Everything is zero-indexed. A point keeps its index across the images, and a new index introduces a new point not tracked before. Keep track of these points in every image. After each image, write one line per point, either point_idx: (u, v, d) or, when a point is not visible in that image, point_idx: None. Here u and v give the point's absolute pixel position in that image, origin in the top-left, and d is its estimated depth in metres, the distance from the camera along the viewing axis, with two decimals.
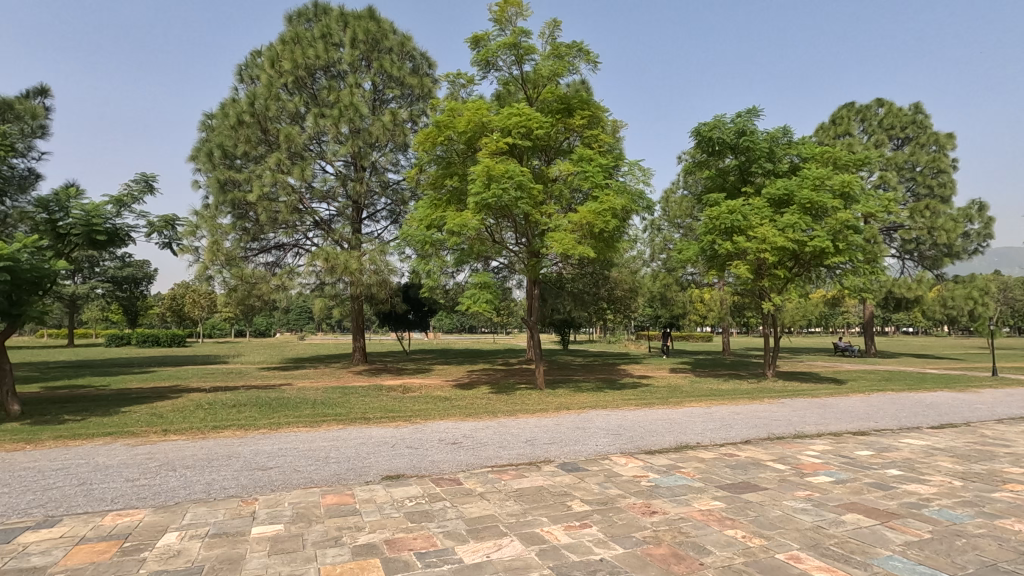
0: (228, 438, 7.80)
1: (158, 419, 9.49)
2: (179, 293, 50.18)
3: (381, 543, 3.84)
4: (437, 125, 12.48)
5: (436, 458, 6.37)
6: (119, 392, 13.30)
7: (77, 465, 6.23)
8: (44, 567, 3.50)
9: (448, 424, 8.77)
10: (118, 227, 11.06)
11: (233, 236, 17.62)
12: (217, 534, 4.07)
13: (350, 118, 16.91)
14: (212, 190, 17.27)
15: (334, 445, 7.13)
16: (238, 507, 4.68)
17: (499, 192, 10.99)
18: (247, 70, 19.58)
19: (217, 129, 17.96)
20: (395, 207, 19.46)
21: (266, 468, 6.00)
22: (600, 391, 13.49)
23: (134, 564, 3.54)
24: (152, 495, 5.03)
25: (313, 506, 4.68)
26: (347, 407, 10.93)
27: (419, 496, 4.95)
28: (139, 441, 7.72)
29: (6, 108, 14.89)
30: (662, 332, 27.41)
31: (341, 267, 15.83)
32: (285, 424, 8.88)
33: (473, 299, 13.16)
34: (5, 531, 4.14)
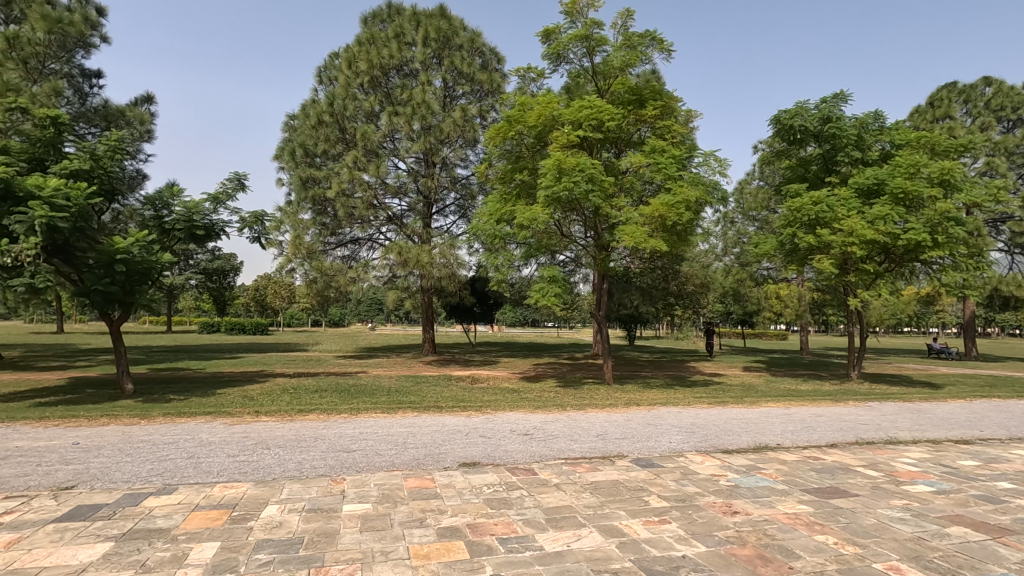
0: (313, 421, 8.30)
1: (250, 402, 10.24)
2: (262, 284, 53.66)
3: (464, 527, 3.99)
4: (507, 119, 12.52)
5: (509, 448, 6.50)
6: (213, 375, 14.42)
7: (185, 440, 6.86)
8: (168, 529, 3.89)
9: (518, 415, 8.90)
10: (214, 223, 11.95)
11: (313, 230, 18.50)
12: (314, 509, 4.36)
13: (422, 115, 17.38)
14: (295, 188, 18.32)
15: (411, 432, 7.42)
16: (328, 486, 4.99)
17: (569, 185, 10.94)
18: (326, 72, 20.56)
19: (300, 129, 18.97)
20: (464, 202, 19.86)
21: (351, 450, 6.35)
22: (671, 388, 13.15)
23: (243, 532, 3.86)
24: (252, 471, 5.46)
25: (397, 487, 4.92)
26: (419, 395, 11.33)
27: (495, 483, 5.09)
28: (235, 420, 8.39)
29: (118, 115, 16.50)
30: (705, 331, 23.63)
31: (413, 260, 16.33)
32: (363, 410, 9.33)
33: (541, 293, 13.24)
34: (132, 495, 4.64)
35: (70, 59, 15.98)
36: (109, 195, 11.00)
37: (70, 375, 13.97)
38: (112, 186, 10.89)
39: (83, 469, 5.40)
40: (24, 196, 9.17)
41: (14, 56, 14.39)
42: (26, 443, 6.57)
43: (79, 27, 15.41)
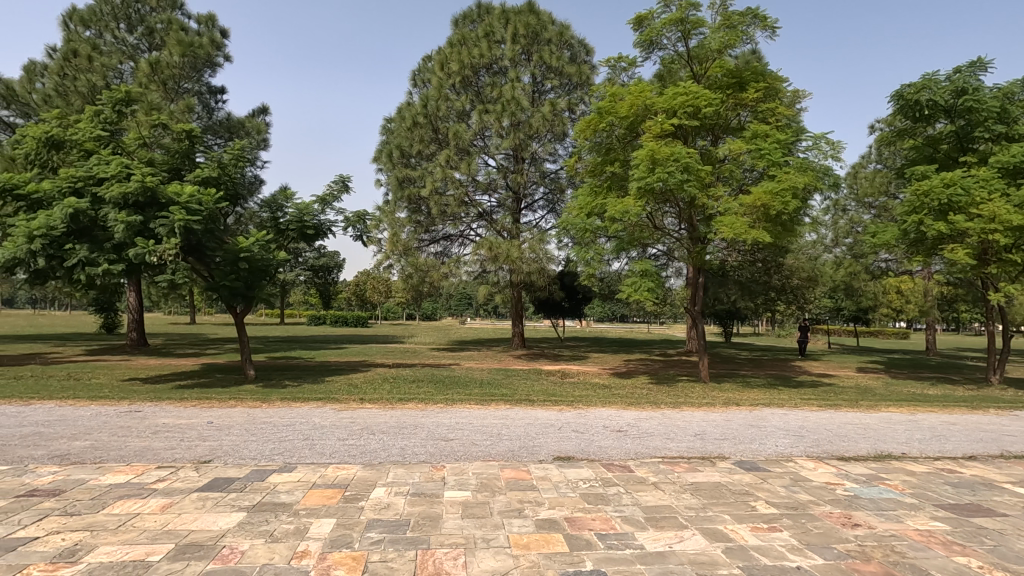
0: (412, 410, 8.70)
1: (355, 389, 10.93)
2: (361, 280, 57.07)
3: (562, 520, 4.00)
4: (598, 111, 12.32)
5: (604, 444, 6.43)
6: (322, 364, 15.56)
7: (301, 423, 7.48)
8: (291, 503, 4.26)
9: (611, 411, 8.78)
10: (322, 222, 12.84)
11: (409, 228, 19.33)
12: (417, 493, 4.58)
13: (512, 111, 17.56)
14: (392, 188, 19.27)
15: (505, 424, 7.56)
16: (430, 472, 5.21)
17: (663, 175, 10.54)
18: (420, 75, 21.37)
19: (396, 131, 19.85)
20: (553, 197, 19.86)
21: (449, 439, 6.58)
22: (774, 388, 12.37)
23: (356, 511, 4.13)
24: (360, 454, 5.82)
25: (494, 477, 5.03)
26: (511, 388, 11.51)
27: (591, 478, 5.05)
28: (343, 406, 9.01)
29: (240, 127, 18.19)
30: (801, 329, 21.67)
31: (504, 255, 16.59)
32: (458, 400, 9.64)
33: (633, 288, 12.91)
34: (259, 471, 5.12)
35: (200, 78, 17.80)
36: (234, 199, 12.16)
37: (204, 361, 15.69)
38: (236, 191, 12.03)
39: (217, 446, 6.04)
40: (166, 202, 10.36)
41: (156, 79, 16.27)
42: (172, 420, 7.46)
43: (208, 49, 17.11)
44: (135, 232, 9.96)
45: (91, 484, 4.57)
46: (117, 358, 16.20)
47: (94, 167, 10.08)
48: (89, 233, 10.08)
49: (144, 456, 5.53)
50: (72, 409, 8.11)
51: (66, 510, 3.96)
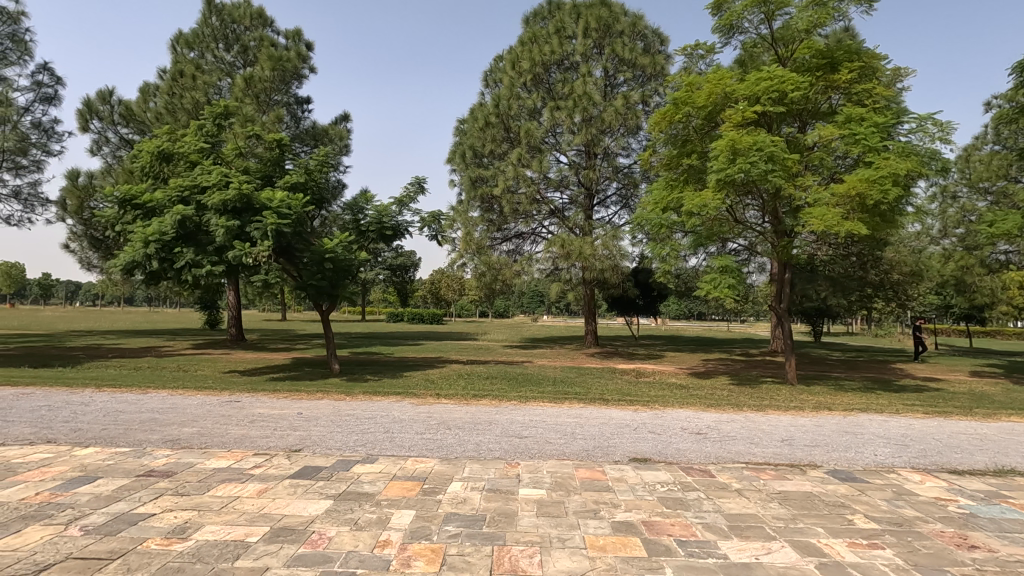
0: (486, 406, 8.84)
1: (432, 385, 11.26)
2: (436, 278, 58.66)
3: (639, 523, 3.90)
4: (674, 102, 11.87)
5: (682, 447, 6.21)
6: (401, 360, 16.15)
7: (381, 416, 7.80)
8: (373, 494, 4.44)
9: (689, 413, 8.47)
10: (400, 223, 13.32)
11: (482, 227, 19.64)
12: (493, 489, 4.63)
13: (584, 107, 17.34)
14: (465, 188, 19.64)
15: (578, 423, 7.49)
16: (504, 468, 5.25)
17: (745, 166, 9.99)
18: (492, 75, 21.62)
19: (469, 132, 20.15)
20: (626, 192, 19.49)
21: (523, 436, 6.62)
22: (871, 391, 11.45)
23: (434, 504, 4.24)
24: (437, 448, 5.97)
25: (568, 476, 4.99)
26: (584, 387, 11.40)
27: (669, 482, 4.89)
28: (421, 401, 9.31)
29: (324, 134, 19.20)
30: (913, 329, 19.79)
31: (576, 252, 16.47)
32: (531, 398, 9.68)
33: (712, 285, 12.37)
34: (344, 461, 5.39)
35: (288, 90, 18.97)
36: (319, 203, 12.85)
37: (293, 356, 16.75)
38: (321, 195, 12.71)
39: (306, 436, 6.42)
40: (260, 208, 11.12)
41: (250, 94, 17.50)
42: (267, 410, 8.02)
43: (294, 61, 18.17)
44: (234, 235, 10.75)
45: (197, 467, 4.99)
46: (220, 352, 17.64)
47: (198, 177, 11.00)
48: (194, 238, 11.01)
49: (242, 443, 5.98)
50: (182, 397, 8.92)
51: (177, 490, 4.35)
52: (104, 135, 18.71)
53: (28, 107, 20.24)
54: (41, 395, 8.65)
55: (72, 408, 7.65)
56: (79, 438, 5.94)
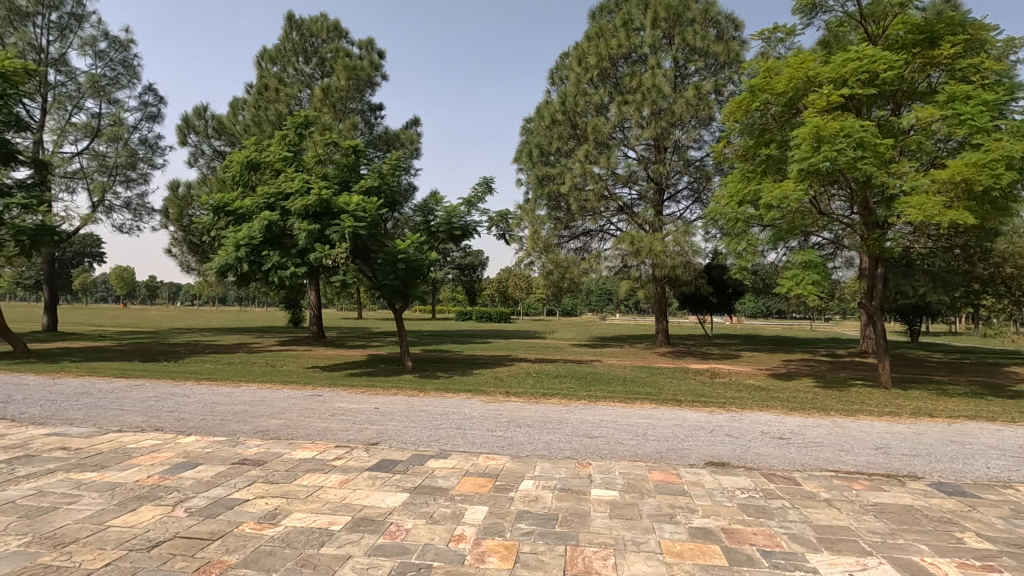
0: (556, 405, 8.82)
1: (502, 383, 11.37)
2: (503, 277, 59.23)
3: (719, 531, 3.74)
4: (751, 89, 11.28)
5: (764, 452, 5.91)
6: (471, 358, 16.44)
7: (453, 413, 7.97)
8: (448, 488, 4.54)
9: (770, 416, 8.05)
10: (469, 223, 13.55)
11: (549, 225, 19.66)
12: (565, 489, 4.60)
13: (653, 99, 16.87)
14: (532, 186, 19.65)
15: (651, 424, 7.31)
16: (576, 468, 5.21)
17: (831, 153, 9.33)
18: (558, 73, 21.53)
19: (536, 131, 20.14)
20: (698, 186, 18.82)
21: (594, 436, 6.54)
22: (979, 397, 10.40)
23: (506, 501, 4.28)
24: (508, 446, 6.02)
25: (642, 479, 4.88)
26: (656, 387, 11.11)
27: (750, 488, 4.66)
28: (491, 398, 9.42)
29: (396, 139, 19.86)
30: None
31: (646, 249, 16.06)
32: (601, 397, 9.55)
33: (794, 281, 11.67)
34: (419, 456, 5.54)
35: (362, 98, 19.79)
36: (392, 206, 13.29)
37: (369, 353, 17.46)
38: (394, 198, 13.13)
39: (383, 430, 6.67)
40: (338, 211, 11.65)
41: (327, 103, 18.38)
42: (346, 404, 8.41)
43: (368, 70, 18.91)
44: (314, 238, 11.32)
45: (285, 457, 5.31)
46: (303, 348, 18.68)
47: (283, 184, 11.68)
48: (279, 241, 11.68)
49: (324, 435, 6.30)
50: (270, 391, 9.53)
51: (268, 478, 4.64)
52: (200, 148, 20.31)
53: (136, 125, 22.34)
54: (151, 387, 9.53)
55: (176, 399, 8.37)
56: (182, 426, 6.49)
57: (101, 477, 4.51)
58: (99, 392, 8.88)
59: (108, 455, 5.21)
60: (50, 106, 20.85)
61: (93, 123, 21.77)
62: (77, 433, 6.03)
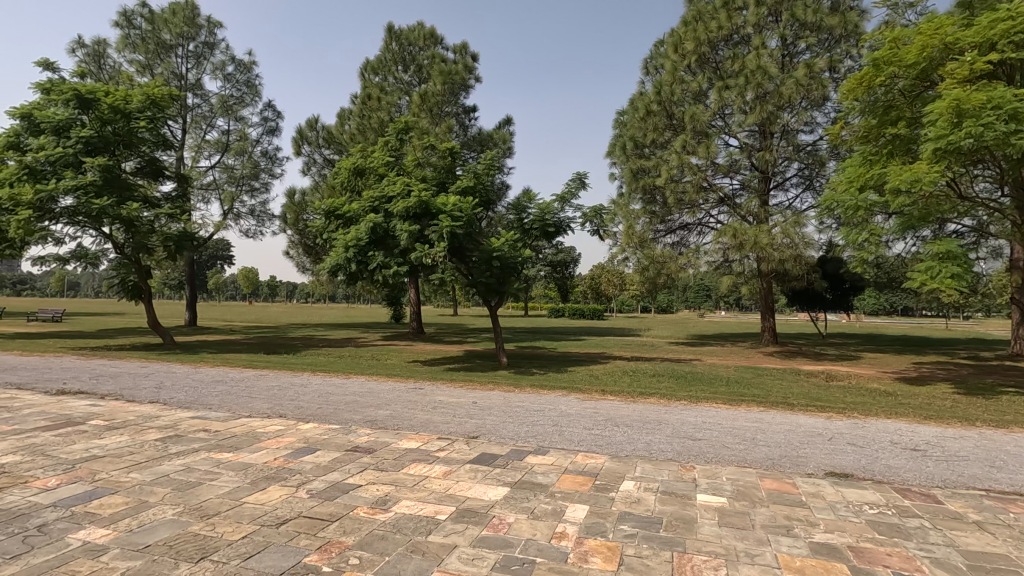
0: (655, 405, 8.54)
1: (597, 380, 11.23)
2: (595, 273, 58.51)
3: (845, 548, 3.42)
4: (874, 63, 10.20)
5: (895, 464, 5.32)
6: (565, 354, 16.44)
7: (550, 409, 7.99)
8: (547, 485, 4.54)
9: (899, 424, 7.26)
10: (562, 220, 13.54)
11: (644, 219, 19.16)
12: (668, 492, 4.43)
13: (758, 82, 15.81)
14: (626, 180, 19.18)
15: (759, 428, 6.86)
16: (679, 471, 5.00)
17: (975, 128, 8.18)
18: (652, 61, 20.87)
19: (629, 123, 19.63)
20: (809, 172, 17.44)
21: (696, 439, 6.24)
22: None
23: (607, 501, 4.20)
24: (607, 445, 5.92)
25: (752, 486, 4.58)
26: (763, 389, 10.43)
27: (881, 504, 4.21)
28: (587, 396, 9.34)
29: (489, 139, 20.26)
30: None
31: (750, 242, 15.10)
32: (703, 398, 9.12)
33: (928, 274, 10.41)
34: (517, 451, 5.61)
35: (457, 101, 20.38)
36: (487, 205, 13.55)
37: (466, 348, 17.98)
38: (489, 197, 13.39)
39: (481, 424, 6.82)
40: (436, 212, 12.08)
41: (425, 108, 19.14)
42: (446, 398, 8.72)
43: (462, 73, 19.43)
44: (415, 238, 11.82)
45: (392, 447, 5.59)
46: (404, 343, 19.65)
47: (386, 188, 12.33)
48: (383, 242, 12.31)
49: (427, 427, 6.56)
50: (376, 383, 10.13)
51: (378, 466, 4.91)
52: (312, 157, 21.96)
53: (258, 139, 24.61)
54: (274, 377, 10.47)
55: (295, 388, 9.13)
56: (302, 414, 7.05)
57: (236, 458, 5.02)
58: (231, 381, 9.90)
59: (241, 437, 5.78)
60: (189, 126, 23.55)
61: (223, 139, 24.29)
62: (215, 417, 6.76)
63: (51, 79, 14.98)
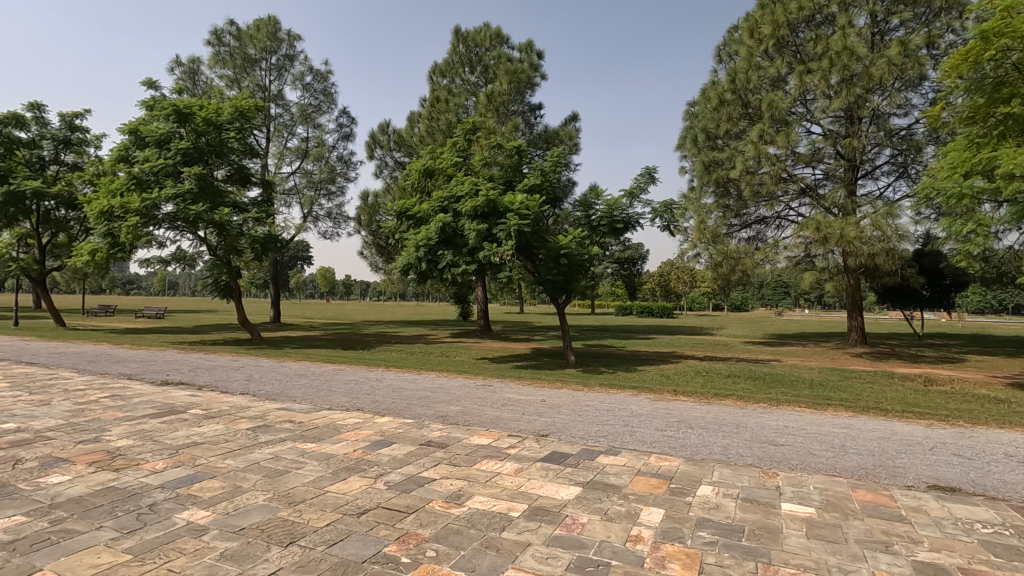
0: (731, 407, 8.19)
1: (668, 380, 10.93)
2: (664, 270, 57.00)
3: (955, 570, 3.11)
4: (980, 36, 9.26)
5: (1011, 479, 4.80)
6: (634, 353, 16.12)
7: (619, 409, 7.85)
8: (620, 486, 4.45)
9: (1013, 435, 6.55)
10: (631, 215, 13.29)
11: (717, 214, 18.48)
12: (749, 499, 4.22)
13: (844, 64, 14.74)
14: (698, 173, 18.53)
15: (849, 434, 6.40)
16: (761, 477, 4.75)
17: None
18: (725, 49, 20.06)
19: (701, 114, 18.96)
20: (902, 159, 16.13)
21: (779, 444, 5.92)
22: None
23: (684, 505, 4.05)
24: (681, 447, 5.73)
25: (844, 497, 4.28)
26: (851, 392, 9.75)
27: (996, 523, 3.81)
28: (658, 396, 9.10)
29: (555, 136, 20.20)
30: None
31: (836, 236, 14.13)
32: (784, 401, 8.64)
33: None
34: (588, 450, 5.55)
35: (523, 99, 20.47)
36: (554, 202, 13.50)
37: (533, 346, 18.04)
38: (556, 194, 13.32)
39: (551, 422, 6.81)
40: (504, 210, 12.17)
41: (491, 108, 19.36)
42: (515, 395, 8.77)
43: (527, 71, 19.45)
44: (483, 237, 11.96)
45: (464, 442, 5.69)
46: (472, 341, 19.98)
47: (454, 188, 12.56)
48: (452, 241, 12.55)
49: (497, 424, 6.62)
50: (447, 380, 10.36)
51: (451, 460, 5.01)
52: (385, 160, 22.76)
53: (335, 144, 25.81)
54: (351, 372, 10.96)
55: (370, 383, 9.50)
56: (378, 408, 7.32)
57: (319, 448, 5.28)
58: (312, 374, 10.45)
59: (323, 429, 6.08)
60: (272, 134, 25.07)
61: (302, 146, 25.68)
62: (299, 409, 7.16)
63: (154, 96, 16.40)
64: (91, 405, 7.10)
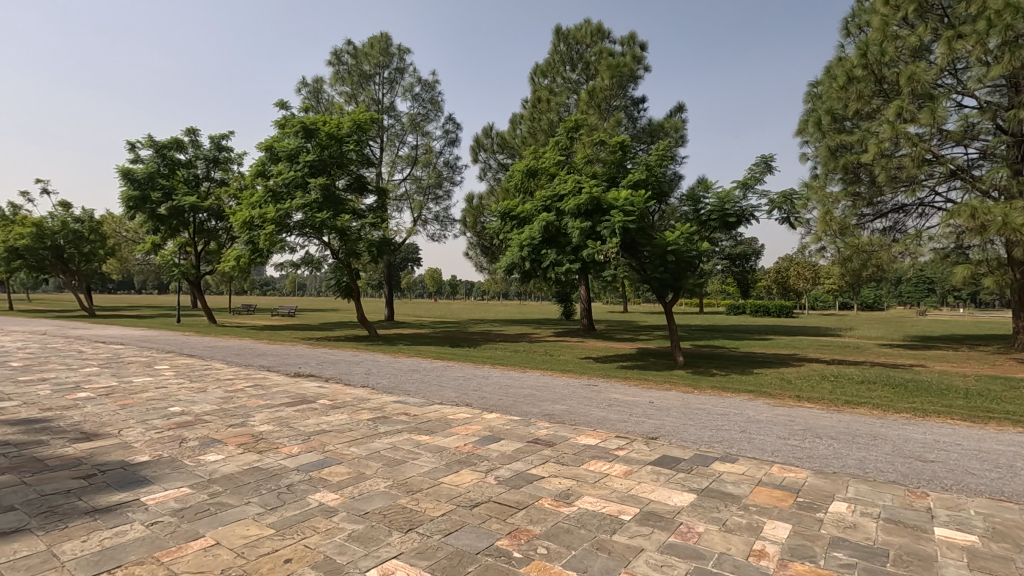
0: (866, 416, 7.39)
1: (789, 385, 10.11)
2: (782, 267, 52.94)
3: None
4: None
5: None
6: (750, 354, 15.09)
7: (735, 413, 7.39)
8: (739, 496, 4.18)
9: None
10: (744, 208, 12.46)
11: (845, 203, 16.81)
12: (893, 520, 3.77)
13: (1006, 24, 12.59)
14: (823, 159, 17.00)
15: (1019, 453, 5.49)
16: (907, 497, 4.23)
17: None
18: (854, 20, 18.23)
19: (826, 94, 17.43)
20: None
21: (927, 460, 5.23)
22: None
23: (814, 522, 3.71)
24: (808, 458, 5.26)
25: (1016, 526, 3.68)
26: (1019, 404, 8.39)
27: None
28: (779, 401, 8.43)
29: (661, 129, 19.53)
30: None
31: (996, 224, 12.16)
32: (933, 412, 7.62)
33: None
34: (702, 456, 5.28)
35: (626, 94, 20.00)
36: (660, 197, 13.00)
37: (639, 346, 17.58)
38: (662, 188, 12.83)
39: (660, 425, 6.56)
40: (608, 208, 11.97)
41: (593, 104, 19.10)
42: (621, 396, 8.59)
43: (630, 64, 18.98)
44: (586, 235, 11.83)
45: (571, 441, 5.66)
46: (575, 340, 19.86)
47: (557, 187, 12.56)
48: (555, 241, 12.53)
49: (604, 424, 6.52)
50: (551, 378, 10.39)
51: (559, 459, 4.99)
52: (488, 163, 23.34)
53: (441, 150, 26.93)
54: (459, 368, 11.37)
55: (478, 380, 9.77)
56: (485, 404, 7.51)
57: (432, 441, 5.51)
58: (424, 370, 10.98)
59: (435, 422, 6.34)
60: (385, 144, 26.71)
61: (412, 154, 27.08)
62: (413, 402, 7.55)
63: (285, 116, 18.15)
64: (239, 393, 8.01)
